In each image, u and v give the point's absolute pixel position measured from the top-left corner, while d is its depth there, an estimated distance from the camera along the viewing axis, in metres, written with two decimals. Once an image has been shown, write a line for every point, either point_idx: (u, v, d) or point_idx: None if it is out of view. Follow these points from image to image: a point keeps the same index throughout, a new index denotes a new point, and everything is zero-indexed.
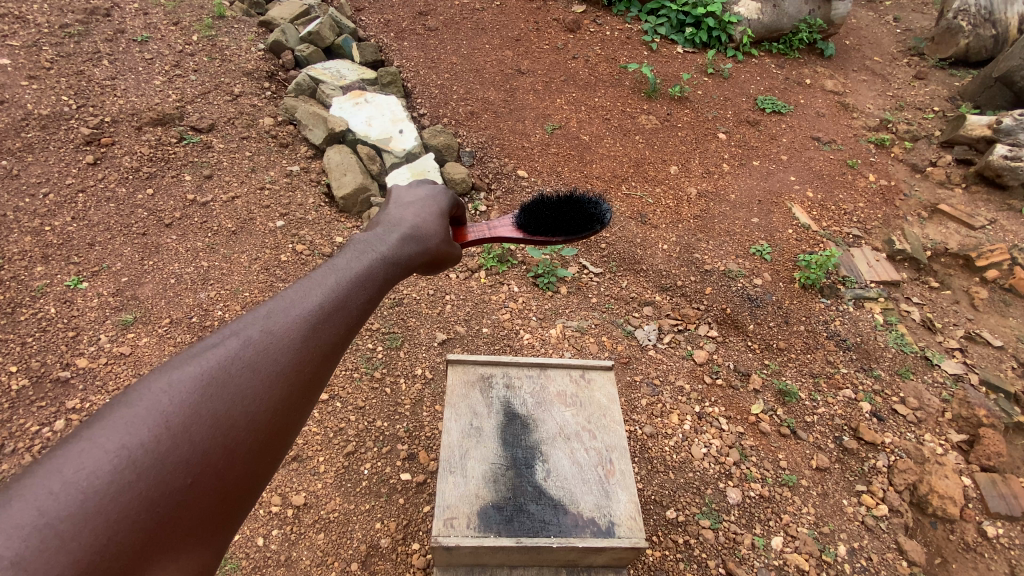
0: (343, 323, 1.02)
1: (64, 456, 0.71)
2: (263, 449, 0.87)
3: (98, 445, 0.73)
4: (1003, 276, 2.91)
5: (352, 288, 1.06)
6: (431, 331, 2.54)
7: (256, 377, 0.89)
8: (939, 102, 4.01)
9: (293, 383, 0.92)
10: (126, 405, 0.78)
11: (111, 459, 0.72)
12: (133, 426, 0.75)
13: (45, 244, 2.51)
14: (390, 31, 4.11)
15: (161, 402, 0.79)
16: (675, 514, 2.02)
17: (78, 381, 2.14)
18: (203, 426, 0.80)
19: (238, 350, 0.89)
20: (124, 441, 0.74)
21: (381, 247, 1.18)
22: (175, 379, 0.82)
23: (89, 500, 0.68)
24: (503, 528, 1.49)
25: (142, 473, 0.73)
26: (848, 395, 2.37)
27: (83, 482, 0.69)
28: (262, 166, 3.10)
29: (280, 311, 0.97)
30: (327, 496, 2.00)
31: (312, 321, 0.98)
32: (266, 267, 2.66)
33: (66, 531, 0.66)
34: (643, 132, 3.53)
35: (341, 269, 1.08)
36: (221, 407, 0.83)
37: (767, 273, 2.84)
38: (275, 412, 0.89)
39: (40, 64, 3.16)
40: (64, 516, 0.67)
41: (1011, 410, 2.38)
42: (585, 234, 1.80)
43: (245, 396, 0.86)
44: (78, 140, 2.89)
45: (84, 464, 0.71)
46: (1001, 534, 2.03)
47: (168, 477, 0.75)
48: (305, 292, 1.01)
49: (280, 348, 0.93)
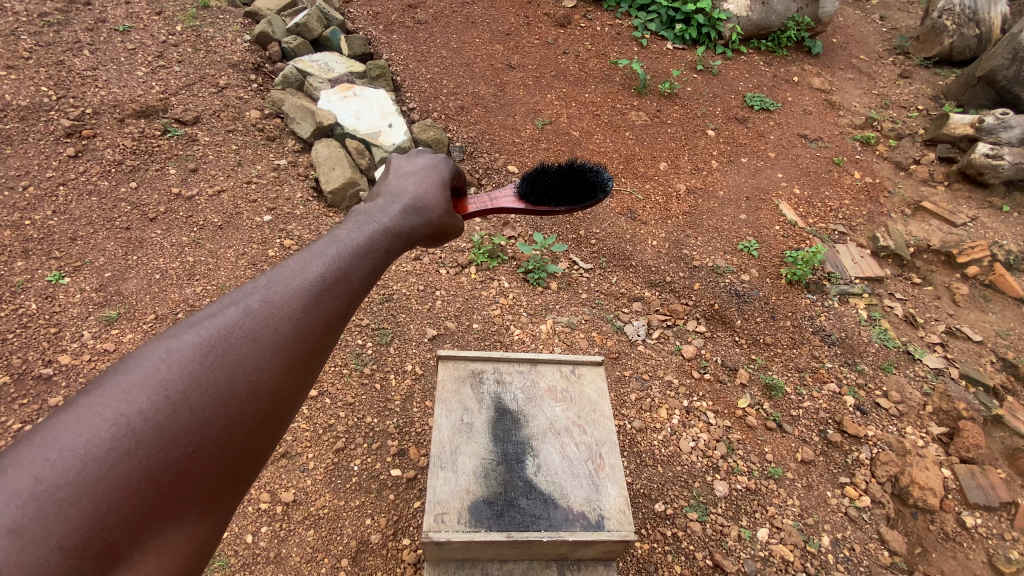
0: (349, 291, 1.01)
1: (59, 423, 0.70)
2: (266, 419, 0.85)
3: (95, 413, 0.71)
4: (983, 273, 2.98)
5: (354, 259, 1.04)
6: (422, 327, 2.53)
7: (258, 347, 0.87)
8: (923, 100, 4.07)
9: (296, 354, 0.91)
10: (125, 371, 0.76)
11: (110, 427, 0.71)
12: (131, 394, 0.74)
13: (26, 238, 2.46)
14: (379, 23, 4.07)
15: (160, 370, 0.77)
16: (663, 507, 2.05)
17: (60, 378, 2.11)
18: (203, 394, 0.79)
19: (237, 319, 0.88)
20: (122, 410, 0.72)
21: (382, 217, 1.16)
22: (173, 347, 0.80)
23: (88, 468, 0.67)
24: (493, 523, 1.50)
25: (141, 441, 0.71)
26: (833, 390, 2.42)
27: (80, 450, 0.68)
28: (249, 160, 3.06)
29: (280, 281, 0.95)
30: (316, 492, 2.00)
31: (313, 291, 0.96)
32: (253, 263, 2.63)
33: (65, 499, 0.65)
34: (633, 129, 3.54)
35: (342, 240, 1.06)
36: (223, 374, 0.82)
37: (754, 269, 2.87)
38: (279, 381, 0.88)
39: (19, 53, 3.09)
40: (62, 484, 0.66)
41: (990, 403, 2.43)
42: (589, 203, 1.80)
43: (245, 365, 0.85)
44: (59, 133, 2.84)
45: (81, 432, 0.69)
46: (979, 524, 2.08)
47: (168, 447, 0.73)
48: (304, 263, 0.99)
49: (281, 319, 0.91)
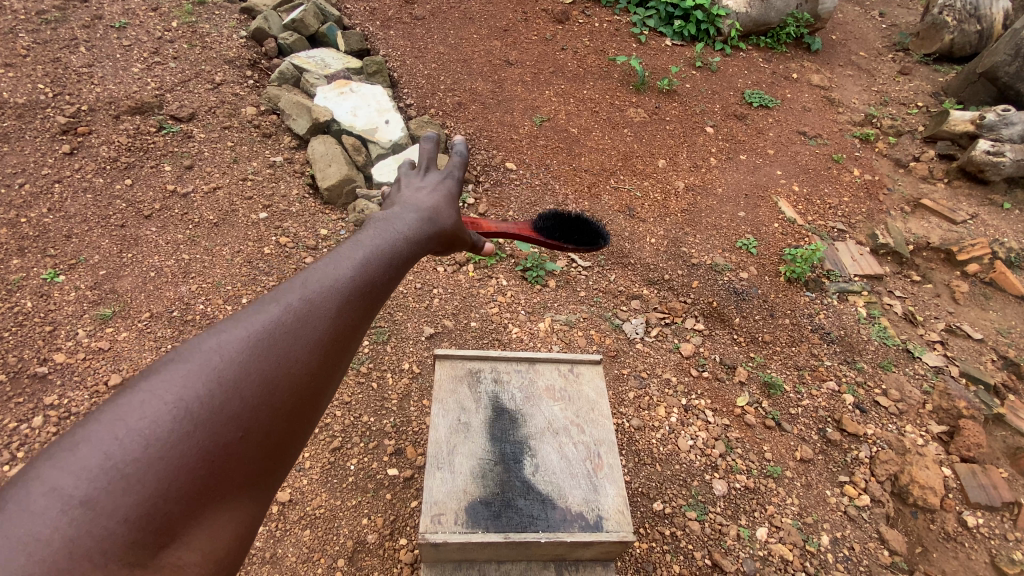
0: (385, 284, 0.98)
1: (125, 404, 0.70)
2: (310, 409, 0.84)
3: (157, 395, 0.72)
4: (983, 271, 2.97)
5: (385, 261, 1.00)
6: (419, 326, 2.51)
7: (302, 340, 0.85)
8: (923, 97, 4.06)
9: (337, 348, 0.88)
10: (183, 358, 0.76)
11: (171, 410, 0.71)
12: (189, 379, 0.74)
13: (21, 236, 2.44)
14: (376, 19, 4.04)
15: (213, 358, 0.77)
16: (662, 507, 2.04)
17: (56, 376, 2.09)
18: (253, 382, 0.78)
19: (282, 312, 0.86)
20: (181, 394, 0.72)
21: (400, 226, 1.08)
22: (224, 338, 0.80)
23: (151, 447, 0.68)
24: (491, 524, 1.49)
25: (199, 424, 0.72)
26: (832, 388, 2.41)
27: (145, 429, 0.69)
28: (245, 157, 3.03)
29: (318, 276, 0.92)
30: (312, 492, 1.98)
31: (350, 288, 0.93)
32: (249, 260, 2.60)
33: (132, 474, 0.66)
34: (632, 126, 3.52)
35: (369, 244, 1.00)
36: (272, 361, 0.81)
37: (754, 266, 2.85)
38: (324, 368, 0.86)
39: (16, 51, 3.07)
40: (128, 461, 0.66)
41: (990, 402, 2.42)
42: (593, 246, 1.69)
43: (290, 357, 0.83)
44: (54, 130, 2.81)
45: (144, 413, 0.70)
46: (980, 524, 2.07)
47: (221, 431, 0.73)
48: (337, 261, 0.95)
49: (323, 313, 0.88)
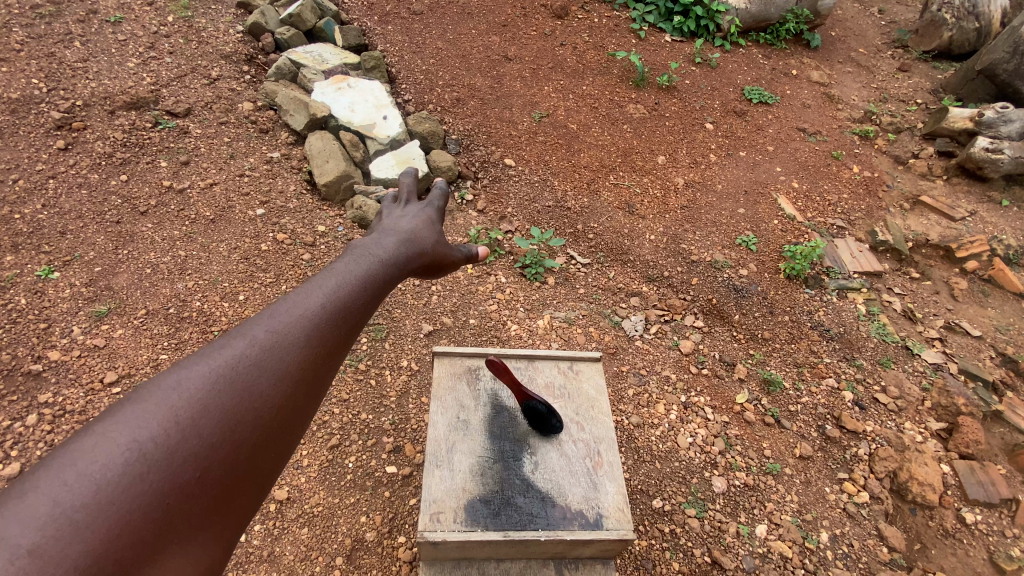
0: (355, 314, 0.99)
1: (74, 449, 0.67)
2: (271, 446, 0.82)
3: (109, 438, 0.68)
4: (982, 267, 2.97)
5: (355, 289, 1.01)
6: (417, 323, 2.50)
7: (264, 374, 0.84)
8: (922, 94, 4.05)
9: (302, 381, 0.87)
10: (138, 400, 0.74)
11: (123, 452, 0.68)
12: (144, 419, 0.71)
13: (15, 232, 2.42)
14: (374, 14, 4.01)
15: (170, 398, 0.75)
16: (661, 504, 2.03)
17: (50, 374, 2.08)
18: (213, 419, 0.76)
19: (244, 348, 0.85)
20: (136, 435, 0.69)
21: (378, 253, 1.11)
22: (183, 377, 0.78)
23: (103, 490, 0.64)
24: (490, 522, 1.48)
25: (154, 465, 0.68)
26: (831, 385, 2.40)
27: (96, 473, 0.65)
28: (242, 153, 3.00)
29: (283, 312, 0.92)
30: (310, 490, 1.97)
31: (316, 319, 0.93)
32: (246, 257, 2.58)
33: (82, 520, 0.61)
34: (631, 122, 3.51)
35: (340, 274, 1.02)
36: (233, 398, 0.79)
37: (753, 263, 2.84)
38: (288, 405, 0.85)
39: (10, 46, 3.04)
40: (79, 506, 0.62)
41: (989, 399, 2.42)
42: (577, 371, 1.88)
43: (252, 392, 0.81)
44: (49, 125, 2.79)
45: (96, 456, 0.66)
46: (979, 521, 2.07)
47: (178, 470, 0.70)
48: (306, 295, 0.96)
49: (287, 347, 0.88)
